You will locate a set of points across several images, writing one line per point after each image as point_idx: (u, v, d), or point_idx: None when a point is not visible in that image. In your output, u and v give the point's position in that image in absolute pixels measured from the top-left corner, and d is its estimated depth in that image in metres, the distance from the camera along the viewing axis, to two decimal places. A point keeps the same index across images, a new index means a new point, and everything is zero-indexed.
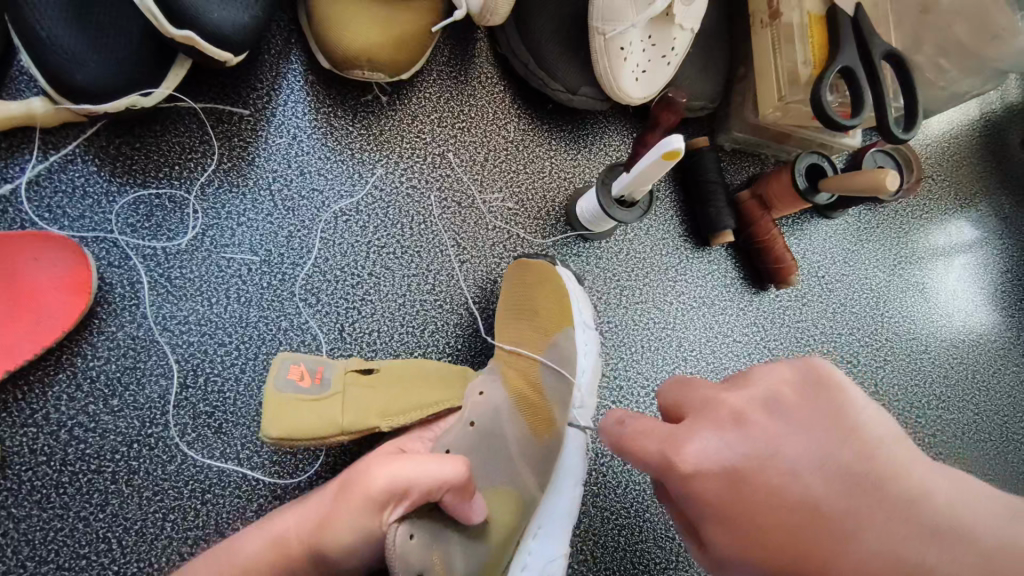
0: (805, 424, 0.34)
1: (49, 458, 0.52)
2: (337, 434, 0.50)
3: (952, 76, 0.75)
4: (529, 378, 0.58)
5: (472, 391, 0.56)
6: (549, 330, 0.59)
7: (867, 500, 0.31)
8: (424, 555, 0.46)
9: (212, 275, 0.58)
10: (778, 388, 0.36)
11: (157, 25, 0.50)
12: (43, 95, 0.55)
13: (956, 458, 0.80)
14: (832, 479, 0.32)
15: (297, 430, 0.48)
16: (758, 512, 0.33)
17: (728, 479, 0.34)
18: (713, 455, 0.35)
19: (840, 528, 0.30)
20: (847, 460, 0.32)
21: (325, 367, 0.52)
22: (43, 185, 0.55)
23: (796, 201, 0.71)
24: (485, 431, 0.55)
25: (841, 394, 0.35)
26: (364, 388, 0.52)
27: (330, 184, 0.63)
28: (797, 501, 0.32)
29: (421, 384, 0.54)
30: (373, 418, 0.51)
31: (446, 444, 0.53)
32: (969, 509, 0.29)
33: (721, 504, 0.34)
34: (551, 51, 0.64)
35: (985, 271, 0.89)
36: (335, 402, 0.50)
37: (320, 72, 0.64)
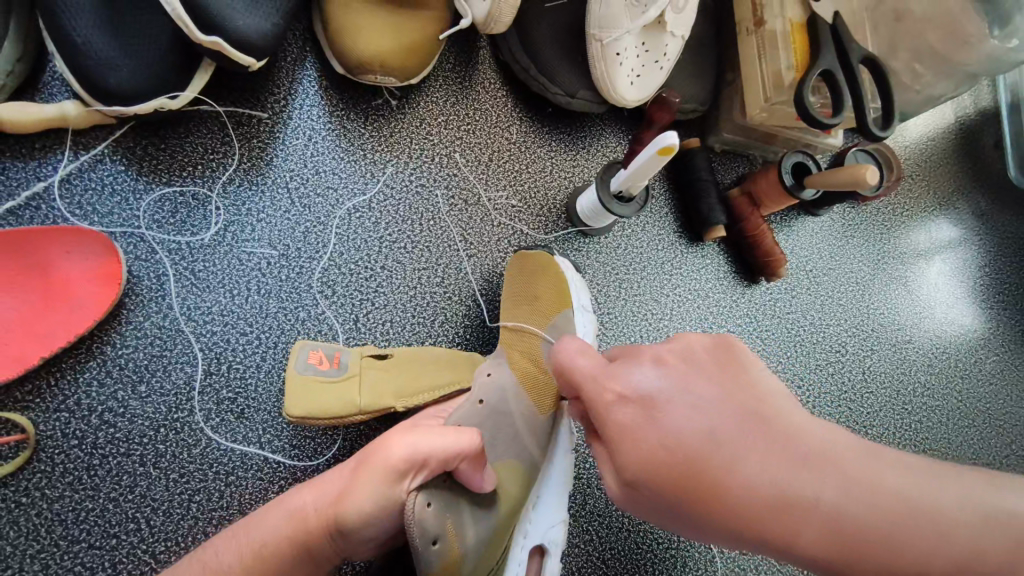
0: (711, 372, 0.42)
1: (81, 442, 0.54)
2: (358, 413, 0.54)
3: (926, 80, 0.79)
4: (530, 356, 0.62)
5: (480, 373, 0.59)
6: (549, 312, 0.63)
7: (756, 437, 0.38)
8: (440, 520, 0.47)
9: (234, 268, 0.62)
10: (694, 346, 0.44)
11: (189, 33, 0.53)
12: (74, 99, 0.58)
13: (942, 442, 0.84)
14: (727, 416, 0.39)
15: (317, 409, 0.52)
16: (666, 434, 0.39)
17: (644, 407, 0.41)
18: (635, 387, 0.42)
19: (732, 458, 0.37)
20: (742, 402, 0.40)
21: (343, 353, 0.57)
22: (74, 184, 0.58)
23: (783, 198, 0.75)
24: (493, 407, 0.57)
25: (746, 361, 0.43)
26: (379, 371, 0.56)
27: (344, 183, 0.66)
28: (697, 429, 0.39)
29: (432, 366, 0.58)
30: (390, 397, 0.54)
31: (456, 417, 0.55)
32: (836, 446, 0.38)
33: (635, 426, 0.41)
34: (551, 57, 0.69)
35: (964, 265, 0.93)
36: (352, 383, 0.55)
37: (333, 78, 0.68)
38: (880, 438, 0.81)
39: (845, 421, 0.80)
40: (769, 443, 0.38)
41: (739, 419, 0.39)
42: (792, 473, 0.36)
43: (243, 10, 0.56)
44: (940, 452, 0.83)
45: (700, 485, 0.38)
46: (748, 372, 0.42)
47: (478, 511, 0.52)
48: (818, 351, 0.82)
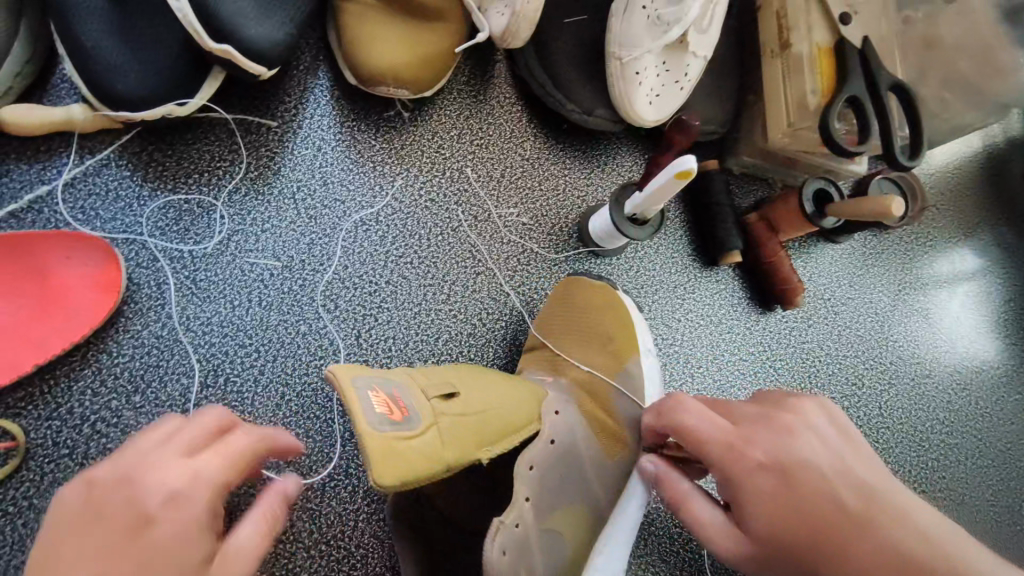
0: (836, 448, 0.45)
1: (71, 452, 0.53)
2: (441, 473, 0.42)
3: (956, 109, 0.77)
4: (596, 398, 0.59)
5: (549, 409, 0.54)
6: (619, 356, 0.62)
7: (880, 511, 0.41)
8: (513, 568, 0.46)
9: (235, 278, 0.60)
10: (814, 420, 0.47)
11: (200, 41, 0.52)
12: (82, 102, 0.57)
13: (959, 483, 0.81)
14: (856, 494, 0.42)
15: (409, 477, 0.39)
16: (803, 506, 0.42)
17: (780, 475, 0.43)
18: (770, 454, 0.44)
19: (864, 533, 0.40)
20: (864, 480, 0.43)
21: (404, 395, 0.43)
22: (78, 187, 0.57)
23: (803, 226, 0.73)
24: (563, 447, 0.54)
25: (856, 437, 0.46)
26: (454, 417, 0.45)
27: (352, 195, 0.65)
28: (833, 504, 0.41)
29: (509, 401, 0.51)
30: (473, 451, 0.45)
31: (530, 459, 0.50)
32: (945, 530, 0.41)
33: (773, 495, 0.43)
34: (568, 74, 0.67)
35: (988, 299, 0.90)
36: (431, 437, 0.42)
37: (345, 87, 0.67)
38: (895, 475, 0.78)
39: None
40: (894, 522, 0.40)
41: (861, 493, 0.42)
42: (915, 550, 0.39)
43: (256, 19, 0.55)
44: (957, 493, 0.80)
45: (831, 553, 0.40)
46: (861, 449, 0.45)
47: (546, 556, 0.50)
48: (833, 382, 0.79)
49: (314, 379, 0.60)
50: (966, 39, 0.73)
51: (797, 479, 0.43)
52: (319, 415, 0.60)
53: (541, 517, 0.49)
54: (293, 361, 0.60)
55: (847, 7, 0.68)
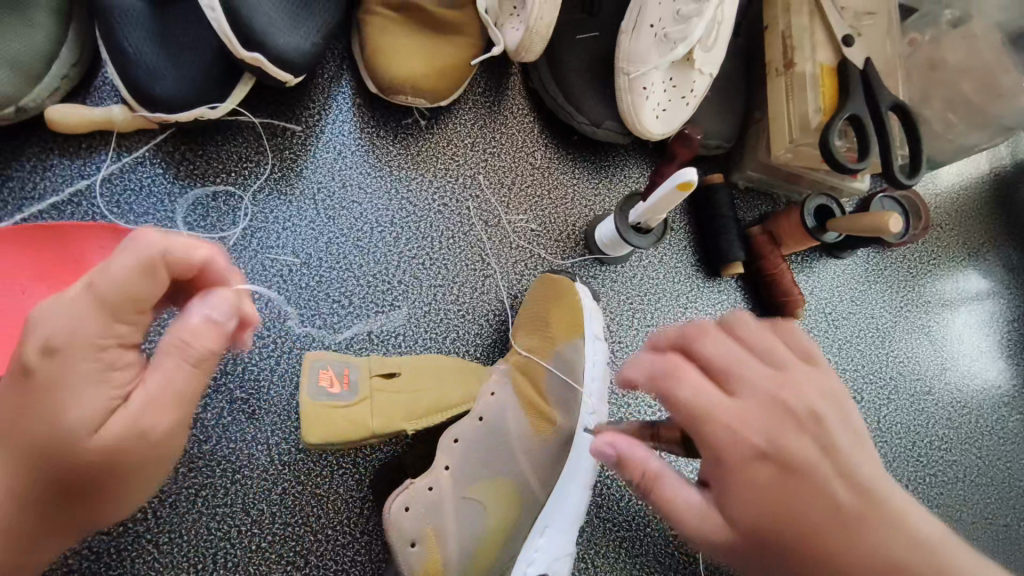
0: (835, 435, 0.42)
1: None
2: (369, 436, 0.53)
3: (960, 130, 0.78)
4: (534, 381, 0.64)
5: (484, 391, 0.61)
6: (558, 340, 0.64)
7: (877, 513, 0.39)
8: (418, 524, 0.55)
9: (257, 273, 0.64)
10: (816, 398, 0.43)
11: (233, 49, 0.56)
12: (121, 103, 0.61)
13: (957, 499, 0.82)
14: (854, 491, 0.39)
15: (338, 436, 0.51)
16: (795, 504, 0.39)
17: (773, 468, 0.40)
18: (761, 443, 0.41)
19: (858, 535, 0.38)
20: (862, 474, 0.40)
21: (353, 372, 0.55)
22: (115, 183, 0.61)
23: (805, 239, 0.74)
24: (492, 426, 0.61)
25: (854, 417, 0.43)
26: (384, 393, 0.55)
27: (369, 197, 0.69)
28: (829, 503, 0.39)
29: (448, 378, 0.60)
30: (399, 422, 0.54)
31: (455, 433, 0.59)
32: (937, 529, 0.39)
33: (765, 491, 0.40)
34: (580, 88, 0.70)
35: (992, 320, 0.91)
36: (364, 407, 0.53)
37: (367, 96, 0.71)
38: None
39: None
40: (891, 526, 0.38)
41: (858, 492, 0.39)
42: (910, 554, 0.37)
43: (286, 30, 0.58)
44: (954, 509, 0.81)
45: (822, 552, 0.38)
46: (860, 434, 0.42)
47: (461, 518, 0.57)
48: None
49: None
50: (969, 62, 0.75)
51: (791, 472, 0.40)
52: None
53: (457, 486, 0.58)
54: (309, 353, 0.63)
55: (851, 29, 0.71)
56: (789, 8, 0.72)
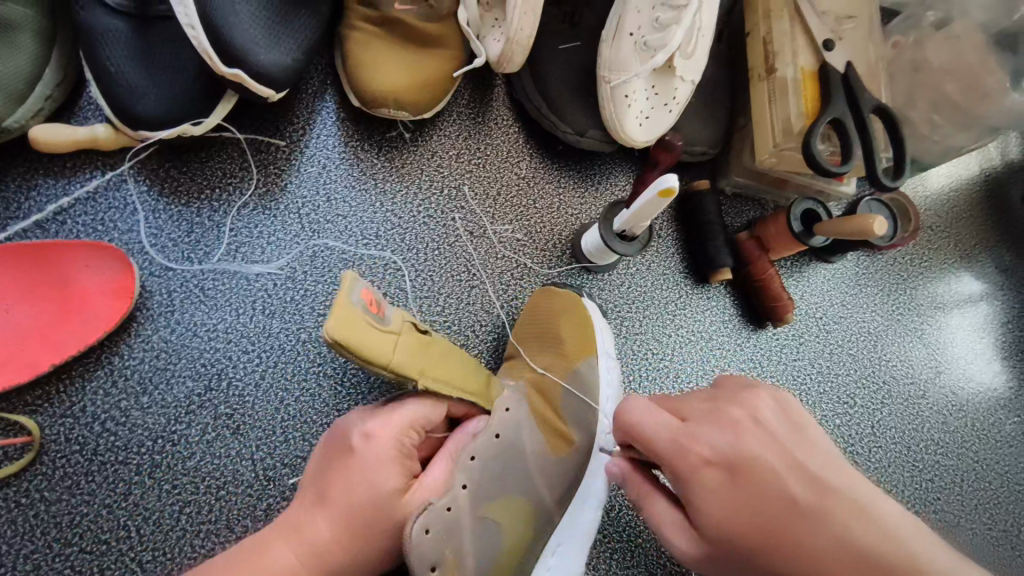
0: (740, 430, 0.47)
1: (82, 448, 0.57)
2: (383, 370, 0.50)
3: (945, 133, 0.78)
4: (546, 396, 0.63)
5: (499, 406, 0.59)
6: (573, 359, 0.64)
7: (800, 480, 0.44)
8: (437, 546, 0.51)
9: (241, 288, 0.64)
10: (718, 409, 0.49)
11: (212, 64, 0.56)
12: (106, 122, 0.61)
13: (954, 504, 0.81)
14: (782, 466, 0.45)
15: (356, 346, 0.47)
16: (752, 505, 0.44)
17: (719, 479, 0.45)
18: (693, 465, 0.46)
19: (794, 502, 0.43)
20: (775, 456, 0.45)
21: (387, 306, 0.52)
22: (98, 200, 0.62)
23: (792, 243, 0.74)
24: (507, 442, 0.58)
25: (754, 404, 0.49)
26: (414, 343, 0.53)
27: (353, 211, 0.69)
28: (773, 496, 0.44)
29: (462, 367, 0.57)
30: (416, 371, 0.52)
31: (470, 449, 0.56)
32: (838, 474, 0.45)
33: (723, 499, 0.45)
34: (562, 98, 0.71)
35: (987, 322, 0.90)
36: (388, 337, 0.50)
37: (351, 110, 0.71)
38: (888, 495, 0.78)
39: None
40: (809, 484, 0.44)
41: (790, 469, 0.45)
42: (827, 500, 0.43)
43: (266, 46, 0.59)
44: (952, 514, 0.80)
45: (780, 529, 0.43)
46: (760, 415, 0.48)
47: (481, 543, 0.54)
48: (824, 400, 0.80)
49: (310, 384, 0.63)
50: (952, 65, 0.75)
51: (737, 472, 0.45)
52: (314, 419, 0.62)
53: (475, 506, 0.54)
54: (293, 366, 0.63)
55: (832, 33, 0.71)
56: (769, 13, 0.72)
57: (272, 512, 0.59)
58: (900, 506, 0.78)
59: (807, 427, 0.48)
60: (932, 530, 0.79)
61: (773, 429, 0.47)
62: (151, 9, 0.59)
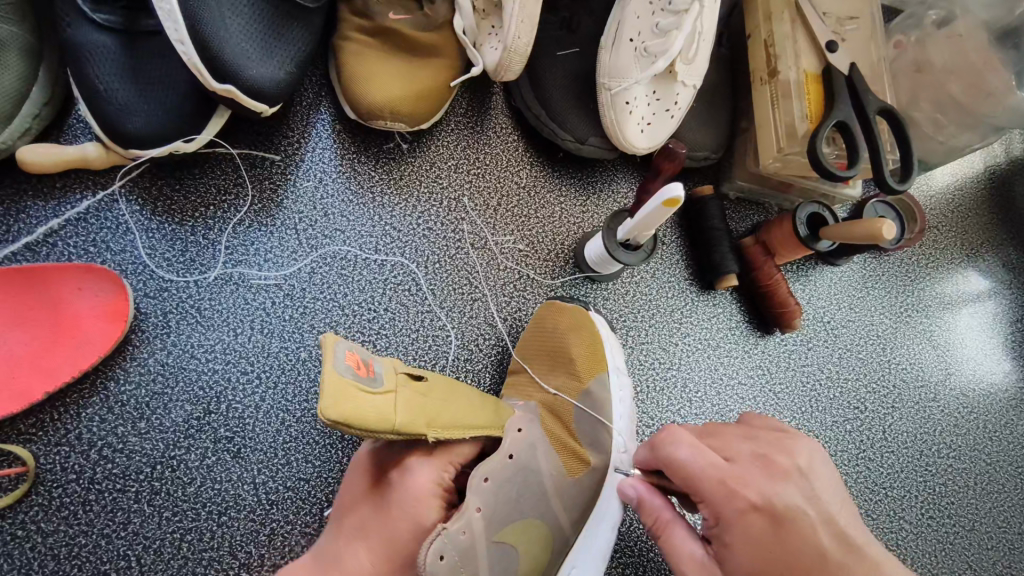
0: (784, 477, 0.46)
1: (79, 477, 0.55)
2: (387, 435, 0.46)
3: (951, 131, 0.77)
4: (559, 417, 0.62)
5: (512, 426, 0.57)
6: (584, 377, 0.63)
7: (834, 535, 0.43)
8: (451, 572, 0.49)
9: (239, 307, 0.62)
10: (761, 453, 0.47)
11: (203, 80, 0.55)
12: (95, 141, 0.60)
13: (969, 508, 0.79)
14: (819, 519, 0.44)
15: (358, 420, 0.43)
16: (785, 556, 0.43)
17: (756, 523, 0.44)
18: (733, 508, 0.45)
19: (829, 558, 0.42)
20: (813, 509, 0.44)
21: (376, 361, 0.47)
22: (90, 220, 0.60)
23: (798, 248, 0.73)
24: (522, 464, 0.56)
25: (798, 452, 0.48)
26: (413, 394, 0.49)
27: (352, 225, 0.67)
28: (807, 547, 0.43)
29: (464, 402, 0.54)
30: (421, 426, 0.48)
31: (484, 472, 0.53)
32: (867, 538, 0.44)
33: (758, 545, 0.43)
34: (561, 105, 0.69)
35: (995, 321, 0.89)
36: (388, 398, 0.46)
37: (347, 122, 0.70)
38: (902, 501, 0.77)
39: (865, 480, 0.76)
40: (843, 544, 0.43)
41: (826, 523, 0.44)
42: (857, 562, 0.42)
43: (257, 60, 0.57)
44: (967, 518, 0.79)
45: None
46: (805, 464, 0.47)
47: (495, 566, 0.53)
48: (835, 406, 0.79)
49: (311, 404, 0.62)
50: (956, 62, 0.74)
51: (778, 519, 0.44)
52: (316, 440, 0.61)
53: (490, 531, 0.53)
54: (294, 387, 0.62)
55: (834, 34, 0.70)
56: (770, 15, 0.71)
57: (275, 536, 0.58)
58: (913, 511, 0.77)
59: (844, 486, 0.47)
60: (946, 536, 0.77)
61: (814, 482, 0.46)
62: (139, 24, 0.58)
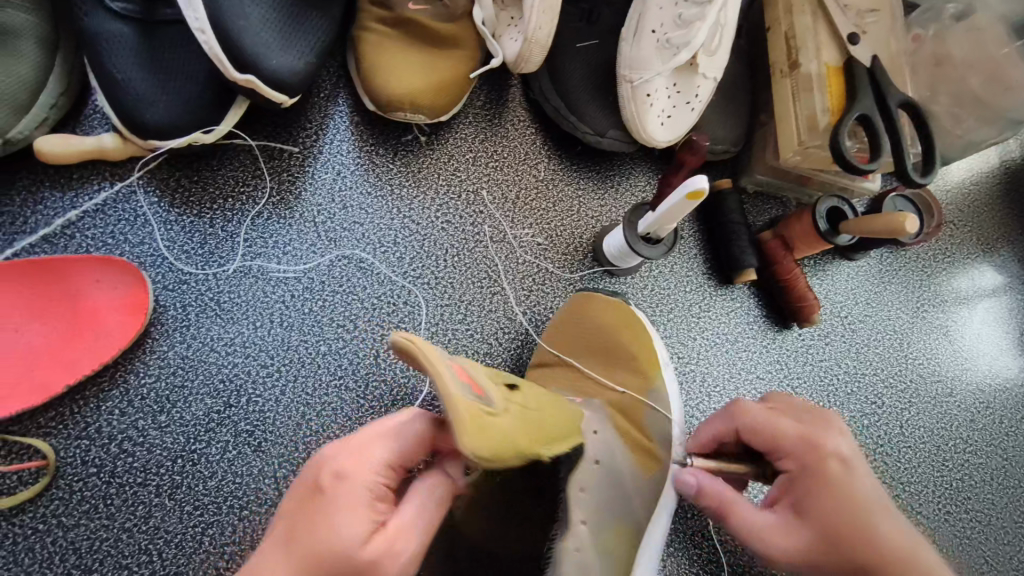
0: (842, 433, 0.50)
1: (99, 470, 0.55)
2: (513, 458, 0.41)
3: (969, 126, 0.76)
4: (630, 417, 0.58)
5: (588, 429, 0.56)
6: (647, 372, 0.59)
7: (883, 496, 0.47)
8: None
9: (259, 300, 0.62)
10: (818, 412, 0.52)
11: (224, 70, 0.54)
12: (112, 132, 0.59)
13: (985, 503, 0.79)
14: (873, 476, 0.48)
15: (494, 449, 0.38)
16: (852, 503, 0.46)
17: (828, 470, 0.48)
18: (808, 451, 0.49)
19: (882, 512, 0.46)
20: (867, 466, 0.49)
21: (477, 383, 0.45)
22: (108, 212, 0.60)
23: (817, 242, 0.73)
24: (608, 468, 0.54)
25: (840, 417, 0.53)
26: (519, 411, 0.45)
27: (370, 218, 0.67)
28: (868, 498, 0.46)
29: (555, 412, 0.51)
30: (535, 441, 0.44)
31: (580, 481, 0.52)
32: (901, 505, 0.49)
33: (830, 491, 0.47)
34: (581, 97, 0.69)
35: (1010, 316, 0.89)
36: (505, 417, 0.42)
37: (365, 114, 0.69)
38: (919, 496, 0.77)
39: (883, 475, 0.76)
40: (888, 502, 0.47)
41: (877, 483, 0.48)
42: (898, 517, 0.47)
43: (279, 50, 0.57)
44: (984, 513, 0.79)
45: (868, 528, 0.45)
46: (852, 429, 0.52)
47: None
48: (852, 400, 0.78)
49: (331, 398, 0.61)
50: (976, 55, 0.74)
51: (844, 469, 0.48)
52: (336, 434, 0.61)
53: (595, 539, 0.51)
54: (314, 381, 0.61)
55: (856, 27, 0.69)
56: (791, 7, 0.71)
57: None
58: (930, 506, 0.77)
59: None
60: (963, 530, 0.77)
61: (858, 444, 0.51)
62: (158, 13, 0.57)
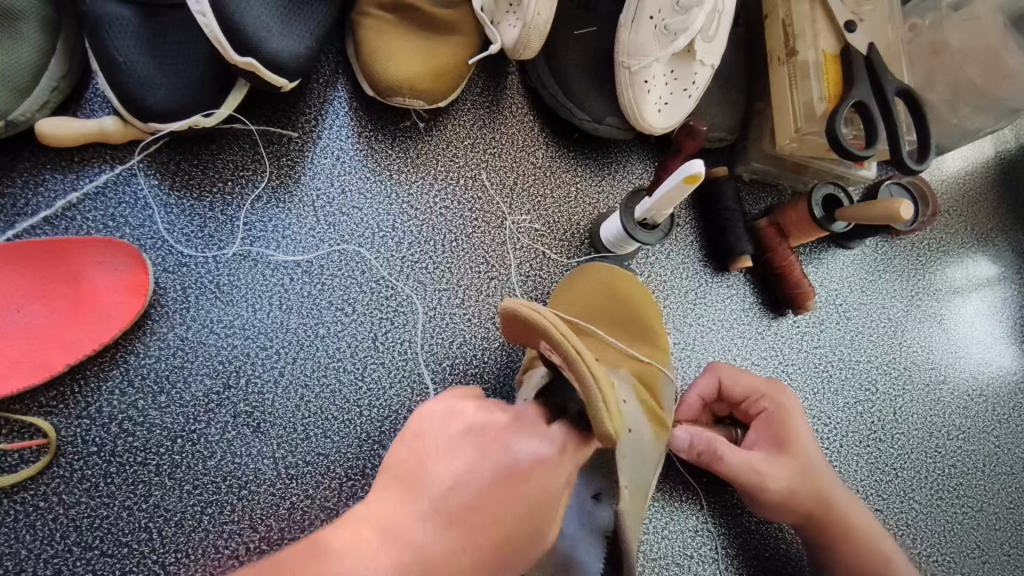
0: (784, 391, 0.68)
1: (100, 449, 0.55)
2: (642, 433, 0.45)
3: (964, 114, 0.78)
4: (648, 385, 0.60)
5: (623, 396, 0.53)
6: (663, 348, 0.65)
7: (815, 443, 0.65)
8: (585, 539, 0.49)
9: (258, 283, 0.62)
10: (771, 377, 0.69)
11: (223, 52, 0.55)
12: (114, 115, 0.59)
13: (977, 489, 0.80)
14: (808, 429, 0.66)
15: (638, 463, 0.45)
16: (800, 447, 0.63)
17: (784, 424, 0.64)
18: (768, 410, 0.65)
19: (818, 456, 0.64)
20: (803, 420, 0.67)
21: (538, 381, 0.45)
22: (109, 194, 0.60)
23: (813, 229, 0.73)
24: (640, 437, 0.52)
25: None
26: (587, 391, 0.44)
27: (369, 202, 0.67)
28: (809, 444, 0.64)
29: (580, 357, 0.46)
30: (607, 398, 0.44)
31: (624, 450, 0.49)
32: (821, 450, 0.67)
33: (785, 438, 0.63)
34: (579, 84, 0.69)
35: (1004, 306, 0.90)
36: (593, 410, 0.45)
37: (364, 99, 0.69)
38: (912, 482, 0.78)
39: (876, 461, 0.77)
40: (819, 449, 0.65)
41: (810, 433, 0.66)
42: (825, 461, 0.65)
43: (279, 34, 0.57)
44: (976, 499, 0.80)
45: (811, 466, 0.63)
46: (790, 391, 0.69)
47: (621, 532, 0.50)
48: (846, 387, 0.79)
49: (330, 380, 0.62)
50: (972, 44, 0.74)
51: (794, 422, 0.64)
52: (335, 416, 0.61)
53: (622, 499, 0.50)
54: (313, 362, 0.62)
55: (853, 15, 0.70)
56: None
57: (295, 511, 0.58)
58: (923, 492, 0.78)
59: None
60: (955, 516, 0.78)
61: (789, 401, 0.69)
62: None
